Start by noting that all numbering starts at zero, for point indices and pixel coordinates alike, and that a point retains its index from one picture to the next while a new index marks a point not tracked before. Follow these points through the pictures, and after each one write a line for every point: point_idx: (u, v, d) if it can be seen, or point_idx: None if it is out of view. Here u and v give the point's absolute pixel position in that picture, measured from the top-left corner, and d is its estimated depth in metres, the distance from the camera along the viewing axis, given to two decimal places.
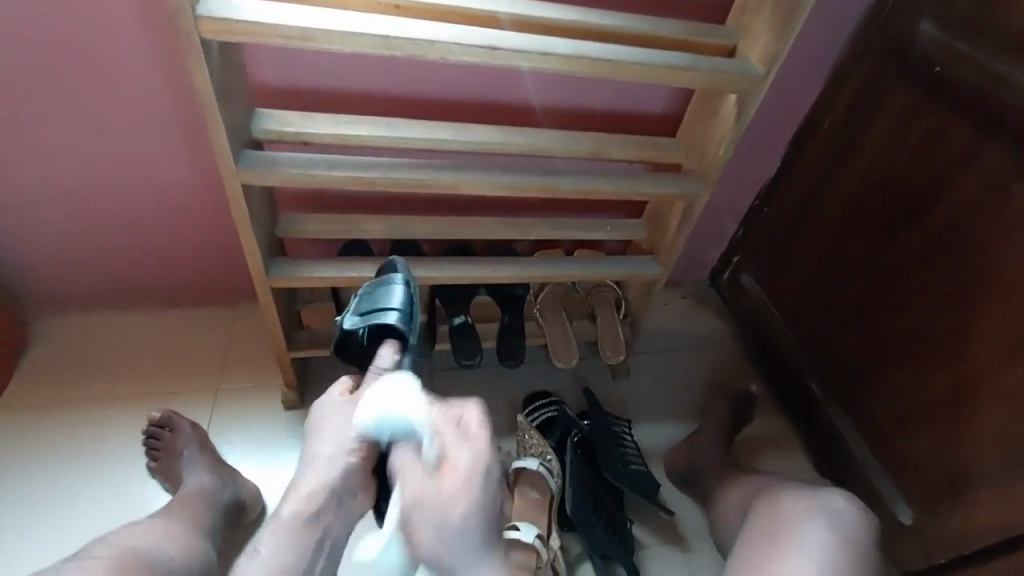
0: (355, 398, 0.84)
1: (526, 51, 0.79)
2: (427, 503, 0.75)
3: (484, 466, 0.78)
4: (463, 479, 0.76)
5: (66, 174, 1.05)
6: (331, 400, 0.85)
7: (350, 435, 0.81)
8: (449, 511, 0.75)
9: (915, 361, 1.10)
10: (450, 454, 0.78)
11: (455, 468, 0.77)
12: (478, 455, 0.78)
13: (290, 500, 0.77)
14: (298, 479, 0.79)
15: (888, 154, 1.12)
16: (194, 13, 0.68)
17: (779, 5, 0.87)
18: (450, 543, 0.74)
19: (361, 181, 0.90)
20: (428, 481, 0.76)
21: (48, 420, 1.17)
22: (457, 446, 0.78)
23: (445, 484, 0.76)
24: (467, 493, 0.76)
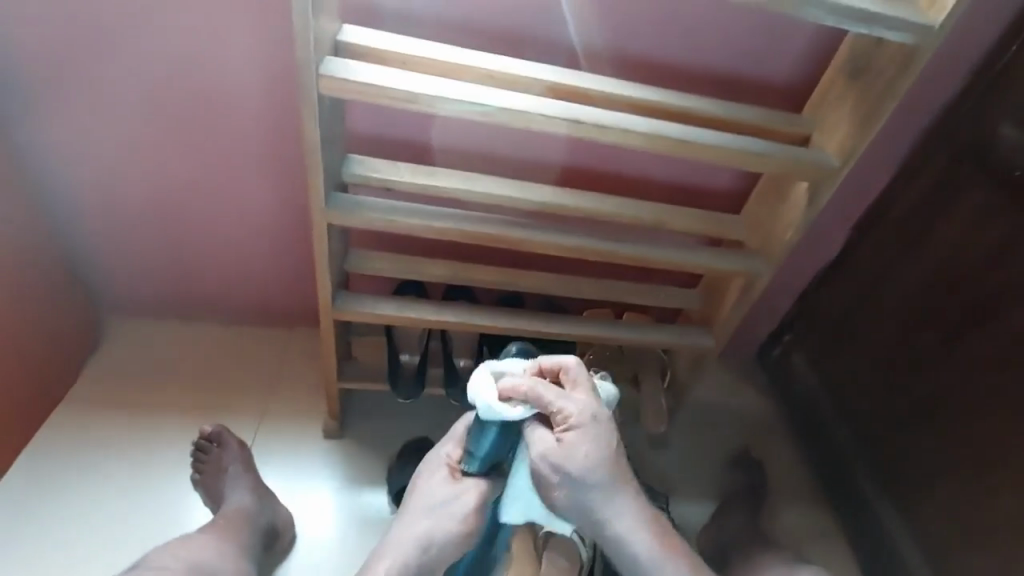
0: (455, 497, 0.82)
1: (609, 127, 0.83)
2: (563, 451, 0.74)
3: (597, 409, 0.76)
4: (589, 434, 0.75)
5: (164, 194, 1.14)
6: (432, 483, 0.84)
7: (438, 515, 0.81)
8: (577, 464, 0.75)
9: (980, 472, 1.05)
10: (570, 402, 0.75)
11: (574, 423, 0.74)
12: (589, 406, 0.76)
13: (380, 560, 0.82)
14: (388, 541, 0.84)
15: (960, 252, 1.10)
16: (318, 72, 0.76)
17: (859, 103, 0.90)
18: (598, 476, 0.77)
19: (435, 230, 0.95)
20: (584, 431, 0.75)
21: (107, 421, 1.22)
22: (571, 399, 0.75)
23: (575, 442, 0.74)
24: (589, 440, 0.75)
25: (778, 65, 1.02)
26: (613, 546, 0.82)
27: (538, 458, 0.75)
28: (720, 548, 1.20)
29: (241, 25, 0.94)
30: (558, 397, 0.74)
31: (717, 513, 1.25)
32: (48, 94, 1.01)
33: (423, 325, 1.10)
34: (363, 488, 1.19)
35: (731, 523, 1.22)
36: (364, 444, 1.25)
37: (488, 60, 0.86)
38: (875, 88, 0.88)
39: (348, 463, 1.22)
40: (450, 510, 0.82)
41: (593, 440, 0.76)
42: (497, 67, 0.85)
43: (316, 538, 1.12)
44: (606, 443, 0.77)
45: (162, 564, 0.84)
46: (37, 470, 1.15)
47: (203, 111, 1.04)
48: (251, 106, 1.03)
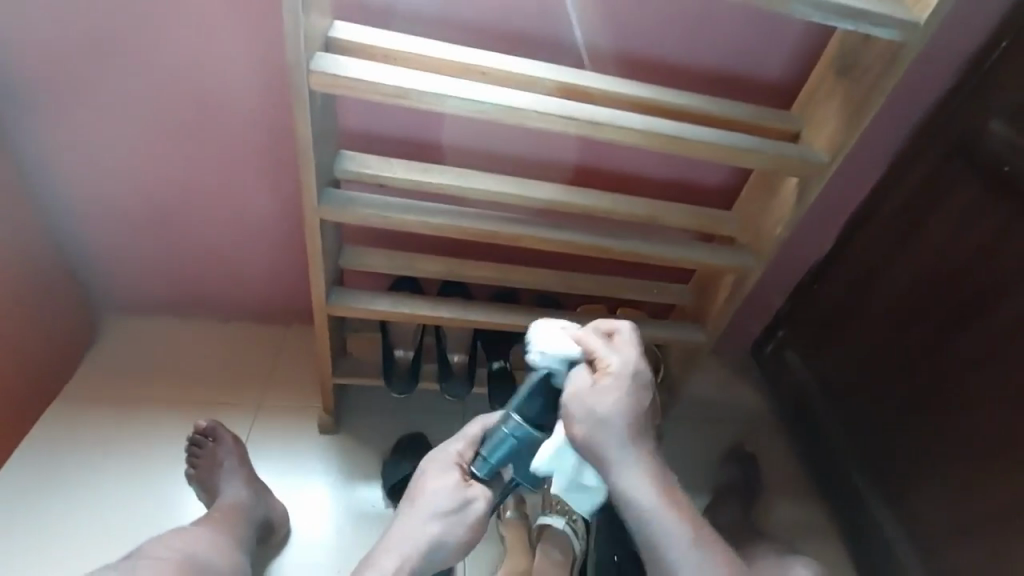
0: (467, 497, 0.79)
1: (600, 123, 0.84)
2: (600, 390, 0.73)
3: (639, 367, 0.77)
4: (630, 382, 0.75)
5: (158, 191, 1.14)
6: (441, 480, 0.80)
7: (445, 509, 0.78)
8: (610, 410, 0.74)
9: (971, 466, 1.06)
10: (617, 352, 0.76)
11: (614, 371, 0.74)
12: (631, 361, 0.76)
13: (382, 558, 0.77)
14: (389, 539, 0.78)
15: (950, 247, 1.11)
16: (309, 68, 0.77)
17: (847, 100, 0.91)
18: (620, 431, 0.75)
19: (428, 226, 0.95)
20: (624, 381, 0.74)
21: (102, 417, 1.22)
22: (620, 347, 0.77)
23: (609, 386, 0.73)
24: (624, 388, 0.74)
25: (768, 62, 1.03)
26: (632, 522, 0.79)
27: (570, 398, 0.73)
28: None
29: (233, 22, 0.94)
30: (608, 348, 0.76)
31: (710, 507, 1.26)
32: (40, 91, 1.01)
33: (417, 320, 1.11)
34: (358, 482, 1.20)
35: (724, 516, 1.23)
36: (359, 439, 1.26)
37: (479, 57, 0.86)
38: (863, 85, 0.88)
39: (343, 458, 1.23)
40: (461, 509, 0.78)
41: (620, 394, 0.74)
42: (488, 64, 0.85)
43: (311, 532, 1.13)
44: (638, 396, 0.76)
45: (158, 555, 0.85)
46: (33, 466, 1.15)
47: (195, 107, 1.04)
48: (244, 103, 1.03)
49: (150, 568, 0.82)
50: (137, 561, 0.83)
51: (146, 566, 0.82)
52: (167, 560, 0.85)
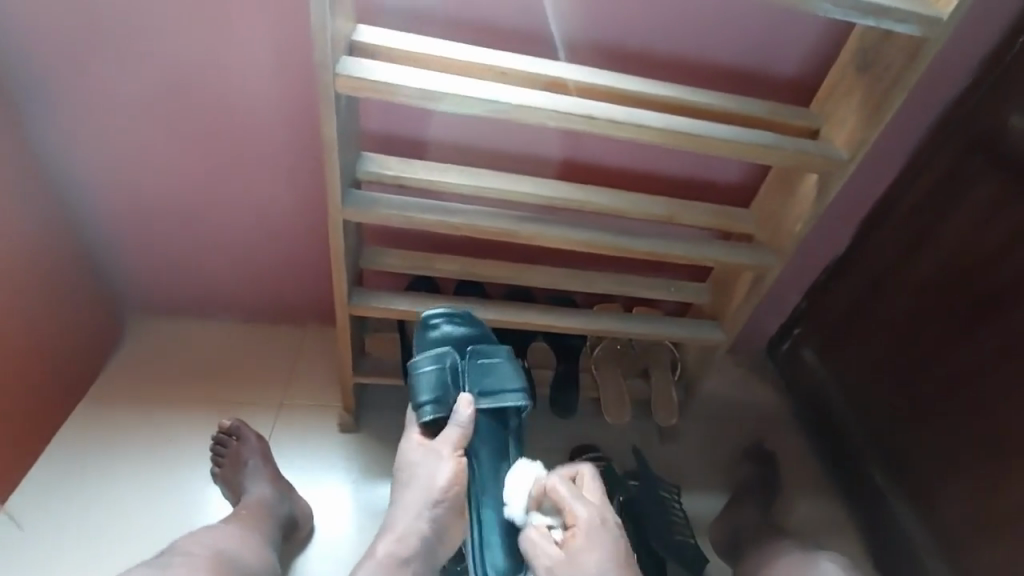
0: (440, 449, 0.91)
1: (619, 121, 0.84)
2: (569, 568, 0.72)
3: (606, 523, 0.76)
4: (592, 541, 0.73)
5: (182, 194, 1.17)
6: (417, 452, 0.92)
7: (438, 484, 0.87)
8: (586, 573, 0.71)
9: (992, 464, 1.05)
10: (571, 507, 0.77)
11: (579, 526, 0.75)
12: (595, 513, 0.76)
13: (384, 540, 0.83)
14: (389, 524, 0.86)
15: (970, 243, 1.10)
16: (335, 71, 0.78)
17: (868, 95, 0.90)
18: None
19: (448, 226, 0.96)
20: (591, 535, 0.73)
21: (126, 417, 1.25)
22: (576, 502, 0.77)
23: (576, 547, 0.73)
24: (594, 545, 0.73)
25: (786, 59, 1.03)
26: None
27: (539, 561, 0.74)
28: (731, 539, 1.20)
29: (259, 26, 0.97)
30: (577, 498, 0.78)
31: (728, 505, 1.26)
32: (72, 96, 1.03)
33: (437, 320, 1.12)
34: (378, 482, 1.21)
35: (743, 516, 1.22)
36: (378, 439, 1.27)
37: (499, 57, 0.87)
38: (884, 80, 0.88)
39: (363, 458, 1.24)
40: (441, 462, 0.89)
41: (592, 549, 0.72)
42: (509, 65, 0.87)
43: (333, 531, 1.14)
44: (612, 545, 0.73)
45: (190, 549, 0.86)
46: (64, 464, 1.18)
47: (221, 110, 1.06)
48: (267, 106, 1.05)
49: (184, 562, 0.82)
50: (171, 558, 0.83)
51: (182, 559, 0.83)
52: (199, 555, 0.85)
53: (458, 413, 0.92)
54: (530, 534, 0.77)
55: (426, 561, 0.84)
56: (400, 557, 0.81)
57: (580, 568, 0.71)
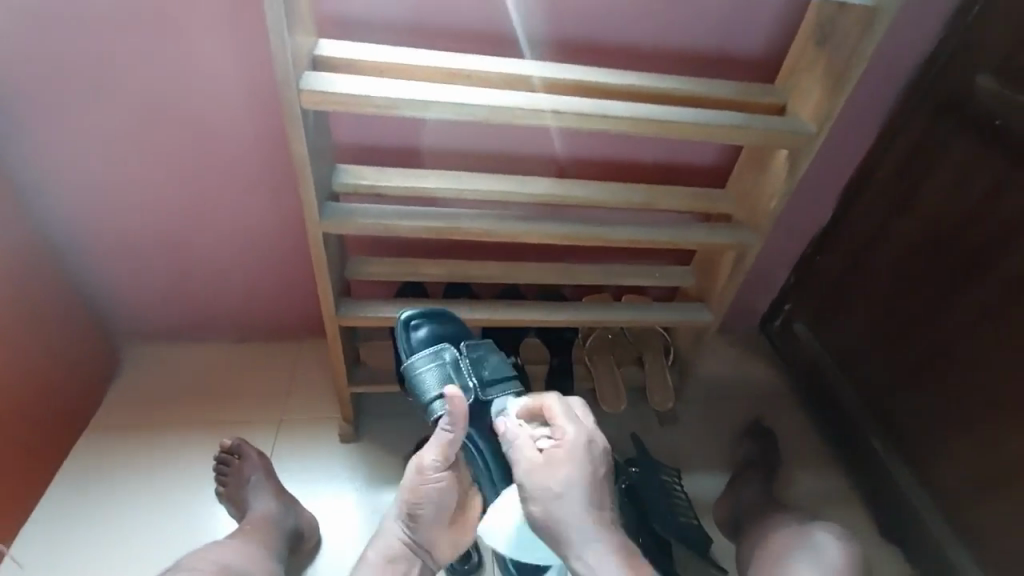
0: (421, 461, 0.82)
1: (585, 113, 0.85)
2: (548, 470, 0.78)
3: (592, 441, 0.81)
4: (578, 455, 0.79)
5: (164, 220, 1.18)
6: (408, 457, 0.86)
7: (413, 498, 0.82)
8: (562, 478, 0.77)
9: (987, 421, 1.06)
10: (559, 428, 0.80)
11: (563, 440, 0.79)
12: (583, 434, 0.81)
13: (377, 542, 0.87)
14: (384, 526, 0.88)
15: (948, 205, 1.11)
16: (299, 87, 0.79)
17: (830, 67, 0.91)
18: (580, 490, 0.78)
19: (427, 230, 0.97)
20: (571, 449, 0.79)
21: (127, 445, 1.25)
22: (563, 421, 0.81)
23: (558, 457, 0.78)
24: (575, 458, 0.79)
25: (749, 39, 1.04)
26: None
27: (520, 463, 0.79)
28: (735, 517, 1.21)
29: (224, 49, 0.98)
30: (565, 417, 0.82)
31: (731, 483, 1.27)
32: (45, 131, 1.04)
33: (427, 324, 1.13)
34: (382, 488, 1.22)
35: (745, 494, 1.23)
36: (379, 446, 1.28)
37: (462, 60, 0.88)
38: (843, 51, 0.89)
39: (366, 465, 1.26)
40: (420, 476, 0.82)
41: (574, 458, 0.79)
42: (472, 67, 0.88)
43: (340, 539, 1.15)
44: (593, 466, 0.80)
45: (195, 566, 0.88)
46: (68, 496, 1.18)
47: (194, 134, 1.07)
48: (239, 127, 1.06)
49: None
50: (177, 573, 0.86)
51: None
52: (204, 570, 0.87)
53: (449, 425, 0.81)
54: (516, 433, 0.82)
55: (416, 568, 0.86)
56: (388, 563, 0.85)
57: (559, 470, 0.78)
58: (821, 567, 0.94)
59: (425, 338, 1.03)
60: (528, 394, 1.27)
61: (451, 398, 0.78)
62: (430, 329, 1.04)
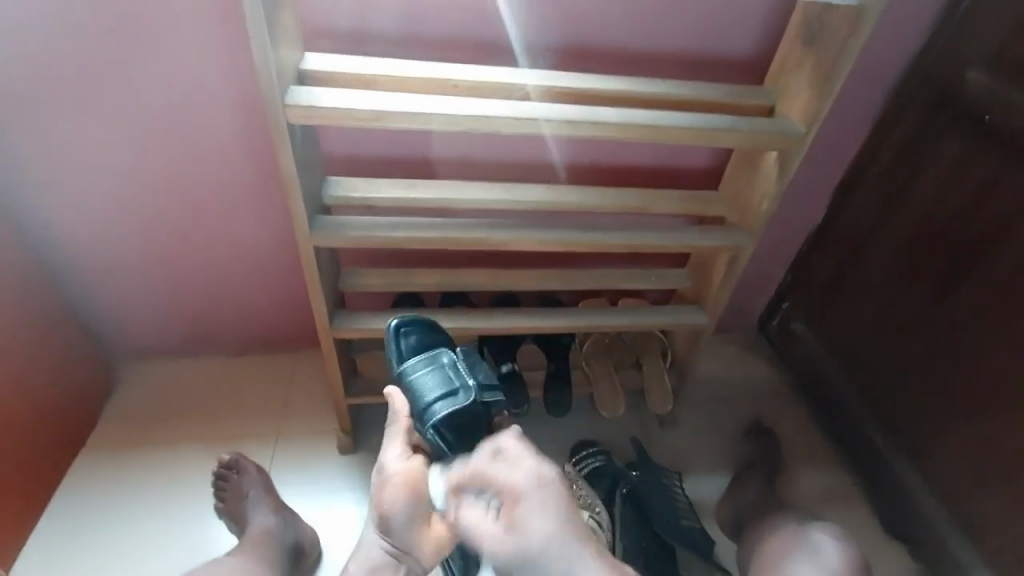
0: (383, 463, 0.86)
1: (572, 120, 0.85)
2: (514, 539, 0.69)
3: (545, 479, 0.72)
4: (534, 501, 0.70)
5: (158, 237, 1.18)
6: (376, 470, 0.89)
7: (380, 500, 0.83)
8: (523, 538, 0.69)
9: (986, 416, 1.05)
10: (505, 482, 0.71)
11: (516, 497, 0.70)
12: (530, 477, 0.72)
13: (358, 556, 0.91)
14: (362, 540, 0.93)
15: (941, 202, 1.11)
16: (285, 103, 0.79)
17: (817, 68, 0.91)
18: (539, 543, 0.69)
19: (419, 241, 0.97)
20: (529, 503, 0.70)
21: (126, 462, 1.25)
22: (502, 473, 0.72)
23: (518, 522, 0.69)
24: (535, 511, 0.70)
25: (737, 40, 1.04)
26: None
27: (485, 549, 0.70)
28: (737, 519, 1.20)
29: (212, 65, 0.98)
30: (512, 473, 0.72)
31: (731, 485, 1.26)
32: (35, 151, 1.04)
33: None
34: None
35: (745, 496, 1.22)
36: (379, 457, 1.28)
37: (448, 70, 0.88)
38: (830, 52, 0.89)
39: (366, 477, 1.25)
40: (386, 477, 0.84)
41: (537, 512, 0.70)
42: (459, 77, 0.87)
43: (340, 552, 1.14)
44: (557, 503, 0.71)
45: None
46: (67, 515, 1.18)
47: (184, 151, 1.07)
48: (229, 142, 1.06)
49: None
50: None
51: None
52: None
53: (391, 418, 0.91)
54: (467, 511, 0.74)
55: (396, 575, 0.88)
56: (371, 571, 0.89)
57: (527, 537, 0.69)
58: (820, 569, 0.94)
59: (415, 346, 1.00)
60: (526, 402, 1.26)
61: (388, 394, 0.93)
62: (418, 336, 1.01)
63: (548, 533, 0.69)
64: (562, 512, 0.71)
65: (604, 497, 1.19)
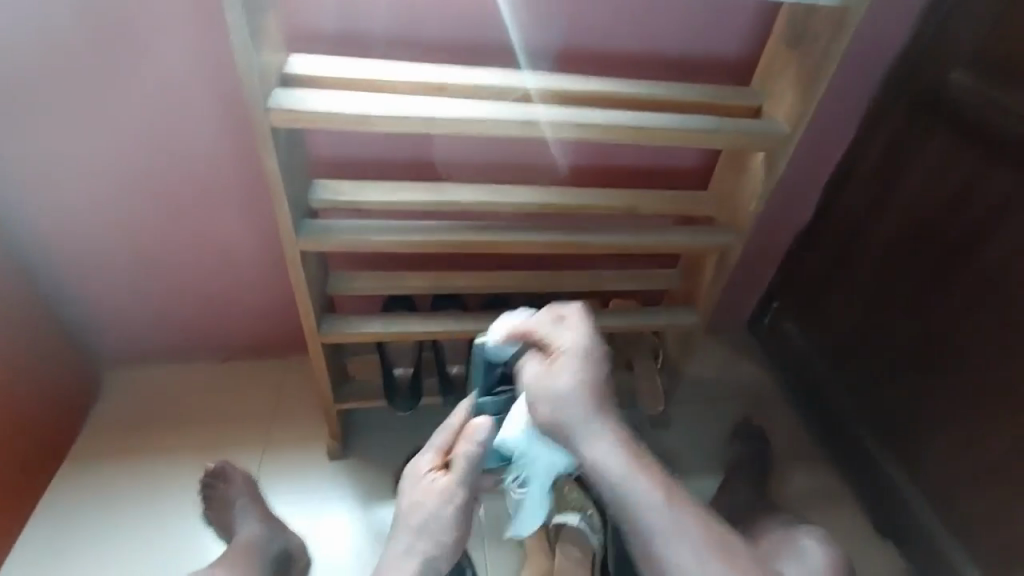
0: (450, 490, 0.83)
1: (559, 121, 0.85)
2: (550, 375, 0.81)
3: (591, 348, 0.83)
4: (574, 364, 0.81)
5: (141, 242, 1.16)
6: (426, 486, 0.85)
7: (443, 529, 0.84)
8: (561, 386, 0.80)
9: (974, 411, 1.06)
10: (554, 338, 0.83)
11: (562, 349, 0.82)
12: (582, 341, 0.83)
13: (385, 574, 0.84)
14: (388, 559, 0.84)
15: (927, 199, 1.12)
16: (267, 105, 0.78)
17: (802, 68, 0.91)
18: (585, 398, 0.81)
19: (406, 244, 0.96)
20: (578, 359, 0.81)
21: (111, 472, 1.23)
22: (559, 333, 0.84)
23: (561, 364, 0.81)
24: (576, 368, 0.81)
25: (723, 42, 1.05)
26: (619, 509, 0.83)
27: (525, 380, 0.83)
28: (727, 520, 1.20)
29: (194, 68, 0.96)
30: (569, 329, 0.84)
31: (723, 485, 1.26)
32: (14, 156, 1.02)
33: (412, 338, 1.12)
34: (373, 505, 1.21)
35: (737, 495, 1.22)
36: (369, 462, 1.27)
37: (434, 72, 0.88)
38: (815, 52, 0.89)
39: (356, 482, 1.24)
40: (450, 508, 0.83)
41: (576, 372, 0.81)
42: (445, 78, 0.87)
43: (330, 560, 1.13)
44: (591, 372, 0.81)
45: None
46: (51, 528, 1.15)
47: (167, 155, 1.05)
48: (214, 145, 1.05)
49: None
50: None
51: None
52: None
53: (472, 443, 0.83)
54: (524, 357, 0.86)
55: None
56: None
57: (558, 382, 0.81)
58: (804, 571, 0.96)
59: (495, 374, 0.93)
60: None
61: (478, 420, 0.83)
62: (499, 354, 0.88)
63: (590, 409, 0.81)
64: (598, 378, 0.82)
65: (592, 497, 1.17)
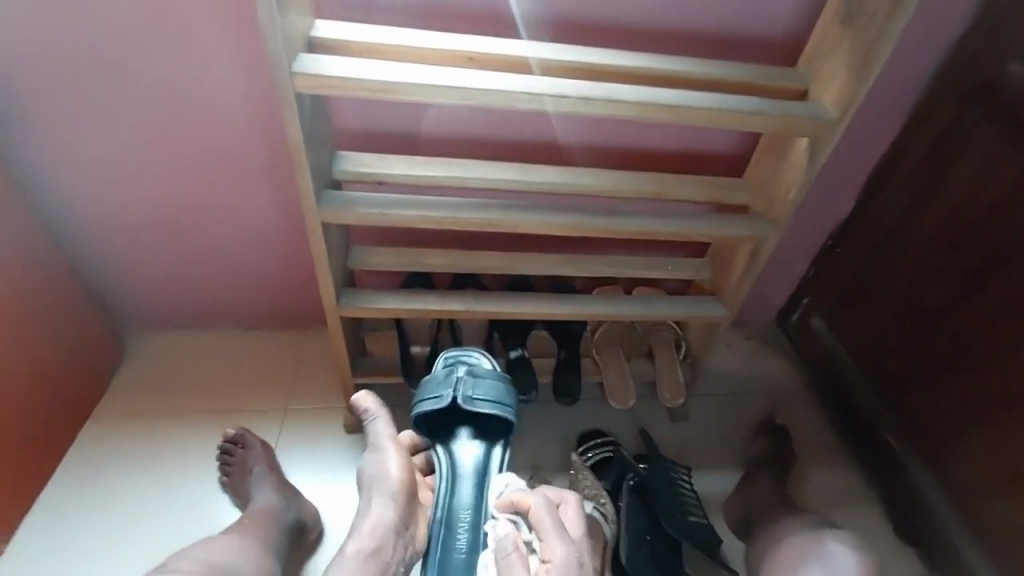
0: (381, 440, 0.93)
1: (591, 97, 0.81)
2: None
3: (577, 563, 0.71)
4: (562, 562, 0.70)
5: (166, 207, 1.16)
6: (365, 455, 0.93)
7: (391, 469, 0.89)
8: (554, 565, 0.70)
9: (1010, 422, 1.00)
10: (546, 542, 0.73)
11: (551, 557, 0.71)
12: (571, 552, 0.72)
13: (351, 541, 0.82)
14: (358, 523, 0.84)
15: (975, 196, 1.05)
16: (291, 71, 0.76)
17: (855, 47, 0.85)
18: None
19: (428, 220, 0.94)
20: (564, 566, 0.70)
21: (133, 432, 1.26)
22: (551, 534, 0.74)
23: None
24: None
25: (769, 19, 0.99)
26: None
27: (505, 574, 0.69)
28: (745, 517, 1.18)
29: (222, 31, 0.95)
30: (555, 521, 0.75)
31: (742, 482, 1.23)
32: (46, 118, 1.03)
33: (431, 316, 1.10)
34: None
35: (754, 495, 1.19)
36: None
37: (463, 41, 0.84)
38: (870, 31, 0.83)
39: None
40: (387, 452, 0.91)
41: None
42: (474, 49, 0.84)
43: (342, 532, 1.14)
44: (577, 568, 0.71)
45: (182, 565, 0.84)
46: (74, 482, 1.19)
47: (193, 121, 1.05)
48: (240, 112, 1.04)
49: None
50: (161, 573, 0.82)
51: None
52: (187, 572, 0.83)
53: (374, 409, 0.96)
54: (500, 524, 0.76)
55: (394, 554, 0.83)
56: (370, 551, 0.80)
57: None
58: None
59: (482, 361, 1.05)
60: (535, 389, 1.21)
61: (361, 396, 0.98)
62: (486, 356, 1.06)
63: None
64: None
65: (609, 489, 1.19)
